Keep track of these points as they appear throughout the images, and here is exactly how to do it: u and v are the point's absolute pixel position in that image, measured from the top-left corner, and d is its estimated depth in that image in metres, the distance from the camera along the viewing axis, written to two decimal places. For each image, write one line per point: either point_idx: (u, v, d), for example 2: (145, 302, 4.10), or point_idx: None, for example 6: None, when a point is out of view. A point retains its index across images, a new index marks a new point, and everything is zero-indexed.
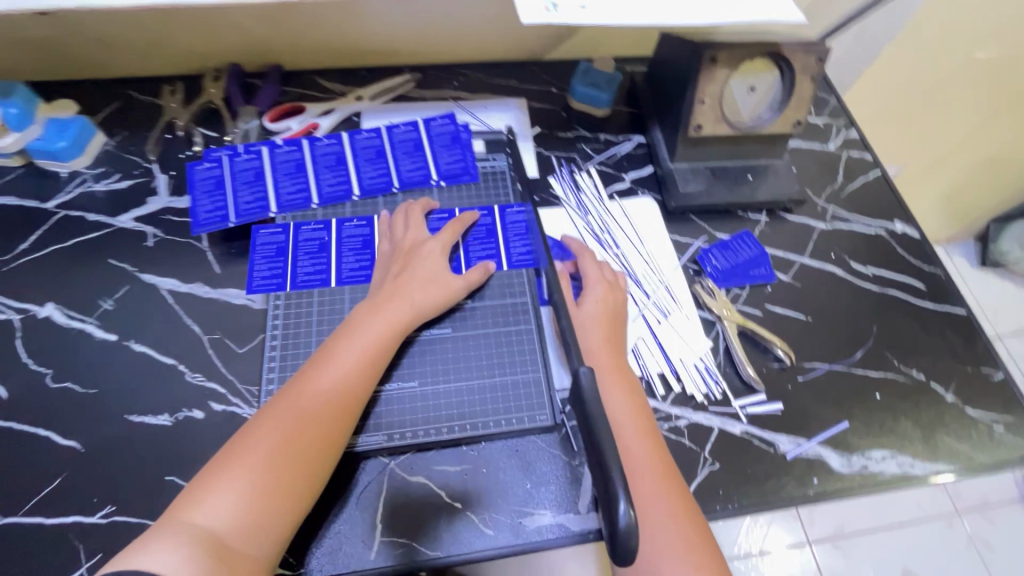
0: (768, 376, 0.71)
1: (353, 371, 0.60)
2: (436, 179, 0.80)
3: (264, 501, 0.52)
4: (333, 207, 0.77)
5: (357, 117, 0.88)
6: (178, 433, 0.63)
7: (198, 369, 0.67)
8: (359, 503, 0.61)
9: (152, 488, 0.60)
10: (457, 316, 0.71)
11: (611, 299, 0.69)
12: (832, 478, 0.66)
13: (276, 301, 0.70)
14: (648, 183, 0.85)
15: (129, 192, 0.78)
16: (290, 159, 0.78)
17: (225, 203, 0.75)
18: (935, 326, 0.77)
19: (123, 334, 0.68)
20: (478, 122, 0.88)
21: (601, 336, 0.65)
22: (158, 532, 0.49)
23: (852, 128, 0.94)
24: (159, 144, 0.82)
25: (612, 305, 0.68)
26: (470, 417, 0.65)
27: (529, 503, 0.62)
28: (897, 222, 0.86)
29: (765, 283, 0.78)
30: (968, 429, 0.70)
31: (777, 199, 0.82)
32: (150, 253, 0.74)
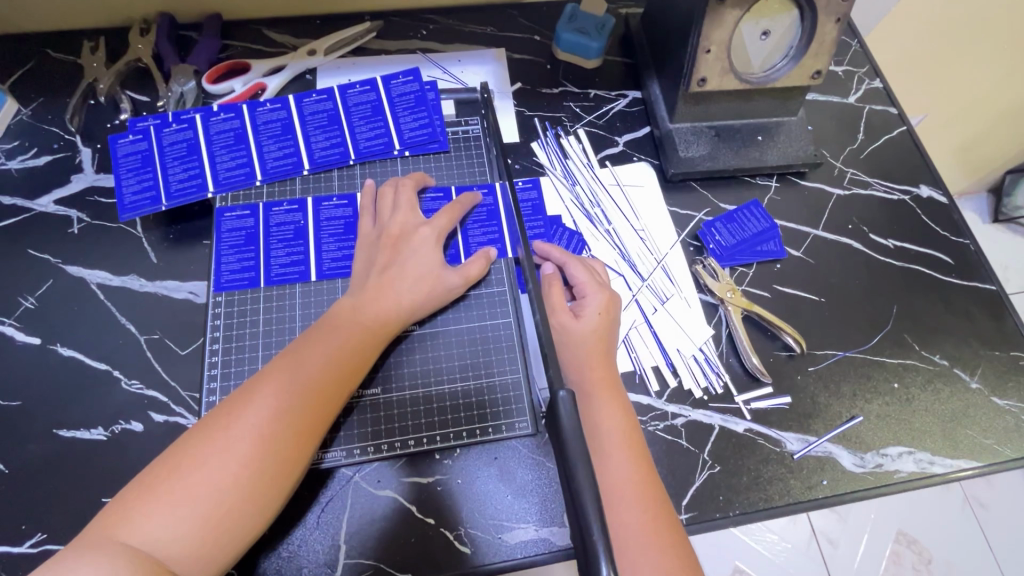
0: (774, 366, 0.64)
1: (333, 387, 0.53)
2: (399, 148, 0.70)
3: (215, 528, 0.45)
4: (280, 185, 0.68)
5: (311, 75, 0.76)
6: (114, 449, 0.56)
7: (134, 376, 0.59)
8: (319, 523, 0.55)
9: (87, 512, 0.54)
10: (448, 314, 0.63)
11: (608, 304, 0.60)
12: (843, 479, 0.60)
13: (218, 297, 0.62)
14: (644, 146, 0.75)
15: (48, 169, 0.68)
16: (229, 128, 0.68)
17: (154, 183, 0.65)
18: (962, 306, 0.69)
19: (49, 337, 0.61)
20: (451, 79, 0.77)
21: (598, 354, 0.58)
22: (84, 552, 0.41)
23: (876, 78, 0.83)
24: (81, 114, 0.71)
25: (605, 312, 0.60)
26: (448, 428, 0.58)
27: (509, 516, 0.56)
28: (922, 187, 0.76)
29: (775, 260, 0.69)
30: (993, 421, 0.64)
31: (790, 163, 0.72)
32: (75, 241, 0.65)
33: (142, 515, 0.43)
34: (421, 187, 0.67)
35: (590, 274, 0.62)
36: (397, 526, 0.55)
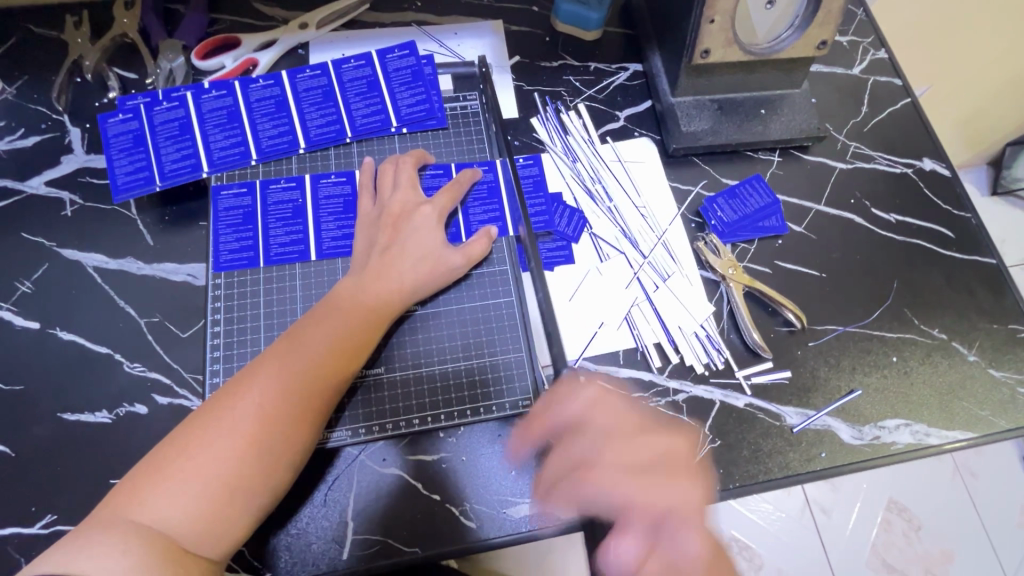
0: (775, 341, 0.64)
1: (337, 367, 0.53)
2: (396, 125, 0.68)
3: (224, 506, 0.45)
4: (276, 163, 0.66)
5: (304, 50, 0.74)
6: (119, 431, 0.56)
7: (136, 358, 0.59)
8: (327, 500, 0.55)
9: (96, 493, 0.54)
10: (450, 293, 0.63)
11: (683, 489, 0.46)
12: (842, 451, 0.61)
13: (217, 280, 0.61)
14: (645, 121, 0.74)
15: (37, 150, 0.66)
16: (222, 106, 0.66)
17: (147, 163, 0.64)
18: (962, 280, 0.69)
19: (48, 321, 0.60)
20: (448, 53, 0.75)
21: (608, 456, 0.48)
22: (96, 530, 0.42)
23: (882, 48, 0.81)
24: (67, 93, 0.69)
25: (677, 492, 0.46)
26: (453, 406, 0.59)
27: (513, 491, 0.57)
28: (926, 160, 0.75)
29: (777, 236, 0.69)
30: (989, 392, 0.65)
31: (793, 137, 0.72)
32: (69, 224, 0.64)
33: (153, 494, 0.44)
34: (421, 166, 0.66)
35: (644, 430, 0.50)
36: (405, 502, 0.56)
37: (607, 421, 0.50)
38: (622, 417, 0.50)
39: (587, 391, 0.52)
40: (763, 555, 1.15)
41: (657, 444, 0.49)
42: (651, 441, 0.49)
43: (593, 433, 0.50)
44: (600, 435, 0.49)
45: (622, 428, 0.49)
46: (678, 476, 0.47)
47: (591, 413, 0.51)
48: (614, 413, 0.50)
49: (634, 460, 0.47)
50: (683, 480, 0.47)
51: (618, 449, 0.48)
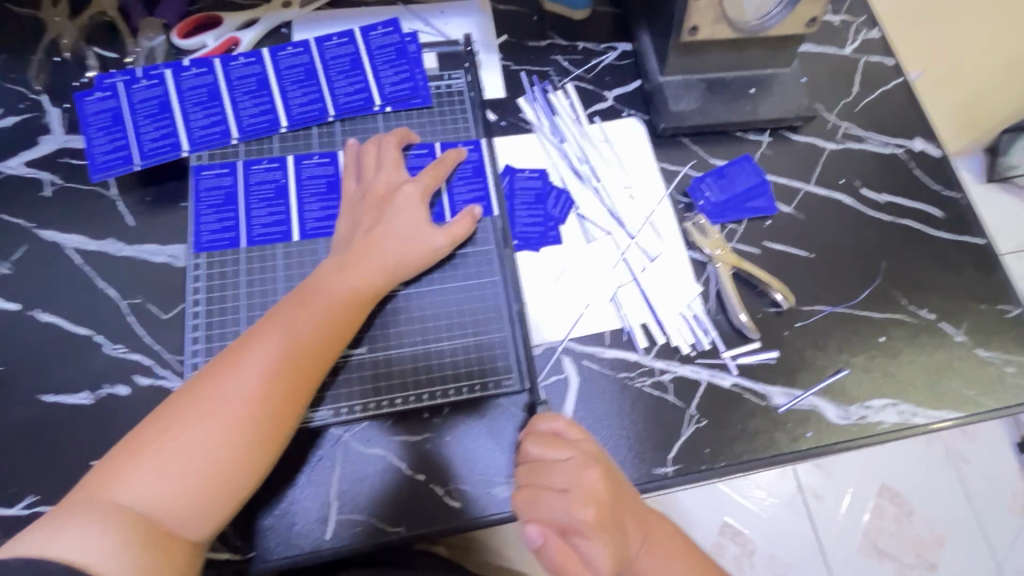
0: (763, 322, 0.64)
1: (322, 348, 0.52)
2: (380, 104, 0.67)
3: (207, 485, 0.45)
4: (258, 142, 0.65)
5: (286, 29, 0.72)
6: (100, 413, 0.56)
7: (117, 340, 0.58)
8: (311, 480, 0.55)
9: (77, 475, 0.54)
10: (434, 273, 0.63)
11: (582, 523, 0.46)
12: (828, 430, 0.61)
13: (198, 260, 0.61)
14: (634, 101, 0.73)
15: (15, 131, 0.65)
16: (202, 84, 0.65)
17: (126, 142, 0.63)
18: (951, 260, 0.69)
19: (28, 302, 0.59)
20: (433, 32, 0.74)
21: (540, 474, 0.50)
22: (74, 512, 0.41)
23: (874, 27, 0.80)
24: (45, 72, 0.68)
25: (576, 526, 0.46)
26: (438, 386, 0.58)
27: (498, 471, 0.57)
28: (917, 140, 0.75)
29: (765, 217, 0.69)
30: (977, 372, 0.65)
31: (783, 117, 0.71)
32: (49, 205, 0.63)
33: (133, 474, 0.43)
34: (405, 145, 0.65)
35: (568, 463, 0.49)
36: (390, 482, 0.56)
37: (538, 452, 0.50)
38: (554, 447, 0.50)
39: (546, 422, 0.52)
40: (754, 540, 1.16)
41: (571, 478, 0.48)
42: (570, 473, 0.48)
43: (525, 461, 0.51)
44: (527, 464, 0.51)
45: (550, 459, 0.50)
46: (581, 512, 0.46)
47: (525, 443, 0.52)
48: (543, 445, 0.51)
49: (545, 491, 0.48)
50: (589, 513, 0.47)
51: (532, 479, 0.50)
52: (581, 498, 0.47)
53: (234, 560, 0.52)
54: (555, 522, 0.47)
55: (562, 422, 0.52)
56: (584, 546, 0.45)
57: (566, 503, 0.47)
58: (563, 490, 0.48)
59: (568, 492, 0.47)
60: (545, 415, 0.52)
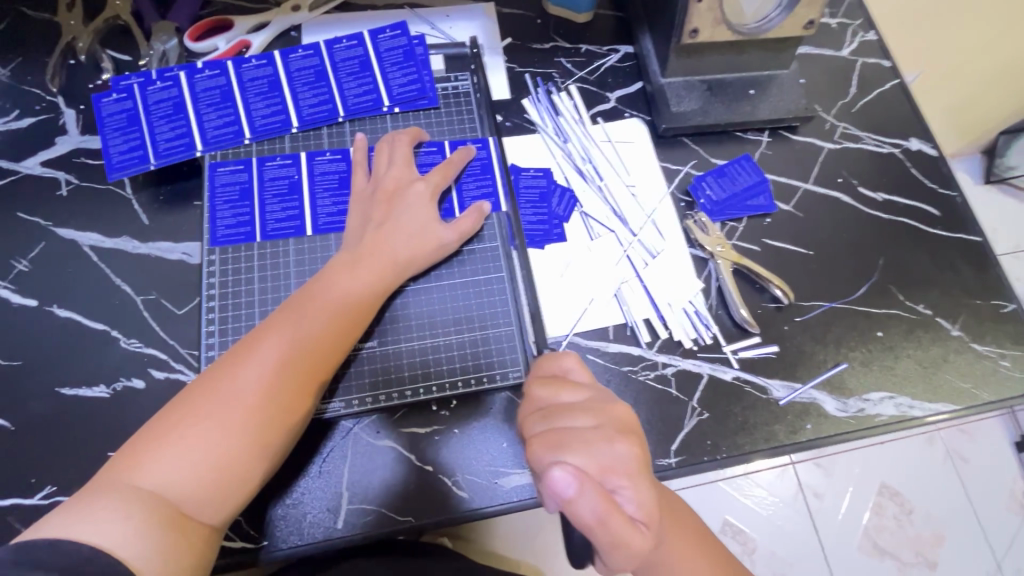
0: (763, 317, 0.65)
1: (335, 339, 0.54)
2: (388, 105, 0.69)
3: (225, 471, 0.46)
4: (270, 142, 0.67)
5: (296, 32, 0.74)
6: (117, 405, 0.57)
7: (132, 334, 0.60)
8: (322, 471, 0.56)
9: (94, 465, 0.55)
10: (442, 269, 0.64)
11: (623, 457, 0.45)
12: (827, 423, 0.62)
13: (211, 256, 0.62)
14: (636, 102, 0.74)
15: (33, 131, 0.67)
16: (215, 86, 0.67)
17: (142, 142, 0.65)
18: (946, 257, 0.71)
19: (45, 298, 0.61)
20: (440, 35, 0.76)
21: (565, 417, 0.47)
22: (96, 496, 0.43)
23: (870, 30, 0.82)
24: (61, 75, 0.69)
25: (617, 460, 0.45)
26: (447, 378, 0.60)
27: (505, 462, 0.58)
28: (913, 140, 0.76)
29: (765, 215, 0.70)
30: (972, 366, 0.66)
31: (782, 117, 0.72)
32: (65, 203, 0.64)
33: (152, 460, 0.45)
34: (415, 144, 0.67)
35: (592, 402, 0.48)
36: (399, 472, 0.57)
37: (555, 397, 0.49)
38: (570, 389, 0.49)
39: (554, 362, 0.52)
40: (755, 538, 1.17)
41: (600, 412, 0.47)
42: (598, 410, 0.48)
43: (540, 408, 0.49)
44: (545, 410, 0.48)
45: (572, 400, 0.49)
46: (620, 444, 0.45)
47: (535, 389, 0.50)
48: (560, 388, 0.49)
49: (574, 428, 0.46)
50: (627, 444, 0.46)
51: (554, 422, 0.47)
52: (616, 431, 0.46)
53: (248, 548, 0.54)
54: (597, 458, 0.44)
55: (570, 360, 0.52)
56: (626, 482, 0.44)
57: (602, 437, 0.46)
58: (593, 426, 0.46)
59: (601, 426, 0.46)
60: (558, 354, 0.52)
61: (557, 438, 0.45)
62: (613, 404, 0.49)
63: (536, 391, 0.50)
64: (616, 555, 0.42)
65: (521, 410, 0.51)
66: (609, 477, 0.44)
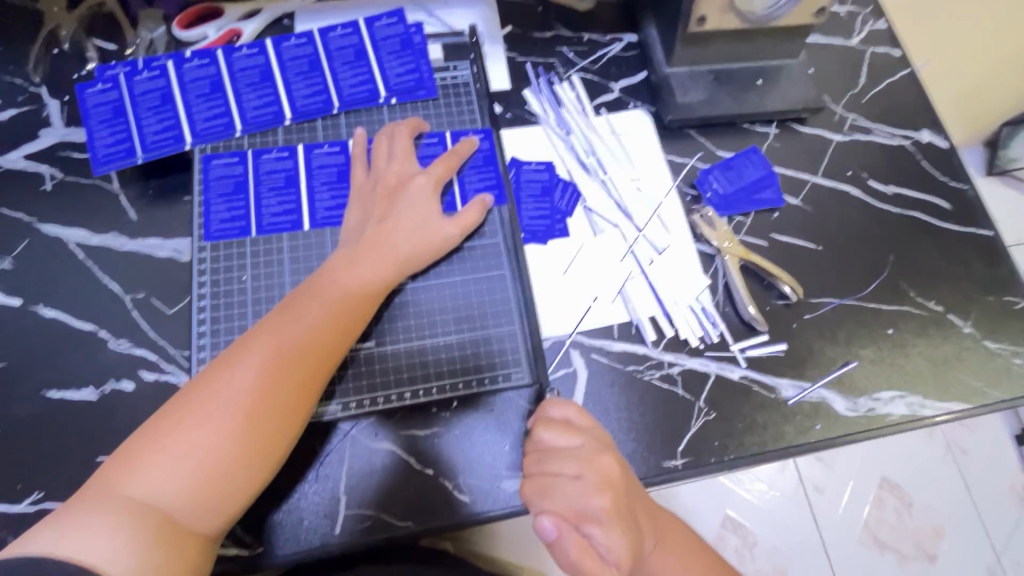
0: (771, 314, 0.64)
1: (333, 341, 0.52)
2: (385, 95, 0.66)
3: (219, 481, 0.45)
4: (262, 135, 0.65)
5: (289, 20, 0.71)
6: (105, 408, 0.55)
7: (122, 335, 0.58)
8: (319, 476, 0.55)
9: (82, 471, 0.53)
10: (442, 266, 0.62)
11: (597, 508, 0.45)
12: (837, 422, 0.61)
13: (203, 253, 0.60)
14: (640, 93, 0.72)
15: (14, 124, 0.64)
16: (204, 76, 0.65)
17: (129, 134, 0.62)
18: (958, 252, 0.69)
19: (30, 297, 0.59)
20: (437, 23, 0.73)
21: (550, 464, 0.48)
22: (85, 507, 0.41)
23: (880, 18, 0.80)
24: (45, 64, 0.67)
25: (591, 511, 0.45)
26: (449, 379, 0.58)
27: (508, 466, 0.56)
28: (924, 132, 0.74)
29: (773, 209, 0.68)
30: (984, 363, 0.64)
31: (790, 108, 0.70)
32: (49, 199, 0.62)
33: (144, 468, 0.43)
34: (417, 136, 0.65)
35: (581, 450, 0.49)
36: (396, 475, 0.56)
37: (546, 439, 0.50)
38: (563, 434, 0.50)
39: (556, 407, 0.52)
40: (756, 533, 1.16)
41: (584, 463, 0.48)
42: (582, 459, 0.48)
43: (534, 449, 0.51)
44: (537, 453, 0.50)
45: (563, 445, 0.49)
46: (597, 498, 0.46)
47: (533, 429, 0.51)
48: (552, 432, 0.50)
49: (557, 477, 0.47)
50: (604, 499, 0.46)
51: (541, 467, 0.49)
52: (596, 484, 0.47)
53: (243, 555, 0.52)
54: (573, 508, 0.46)
55: (572, 407, 0.52)
56: (599, 529, 0.44)
57: (580, 488, 0.46)
58: (575, 476, 0.47)
59: (582, 478, 0.47)
60: (556, 401, 0.52)
61: (536, 486, 0.47)
62: (604, 454, 0.49)
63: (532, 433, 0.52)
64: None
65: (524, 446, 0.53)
66: (584, 524, 0.45)
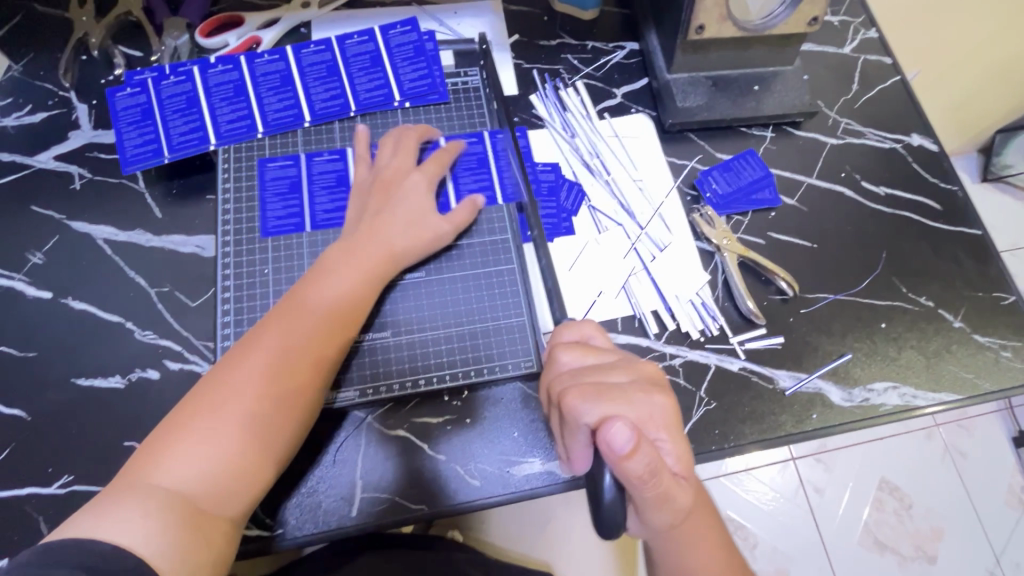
0: (769, 309, 0.66)
1: (337, 328, 0.55)
2: (399, 99, 0.70)
3: (237, 466, 0.47)
4: (282, 137, 0.68)
5: (306, 28, 0.75)
6: (132, 396, 0.58)
7: (147, 326, 0.61)
8: (335, 459, 0.57)
9: (110, 455, 0.56)
10: (442, 262, 0.65)
11: (660, 408, 0.46)
12: (833, 412, 0.63)
13: (225, 248, 0.63)
14: (642, 98, 0.75)
15: (45, 126, 0.67)
16: (227, 81, 0.68)
17: (156, 135, 0.65)
18: (947, 249, 0.72)
19: (60, 291, 0.61)
20: (448, 32, 0.76)
21: (597, 377, 0.47)
22: (112, 498, 0.43)
23: (872, 28, 0.83)
24: (74, 70, 0.70)
25: (656, 412, 0.45)
26: (440, 371, 0.60)
27: (517, 451, 0.59)
28: (914, 136, 0.77)
29: (770, 209, 0.71)
30: (975, 356, 0.67)
31: (786, 113, 0.73)
32: (78, 197, 0.65)
33: (164, 458, 0.46)
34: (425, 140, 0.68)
35: (619, 361, 0.49)
36: (410, 460, 0.58)
37: (580, 358, 0.49)
38: (591, 353, 0.49)
39: (572, 329, 0.52)
40: (757, 534, 1.18)
41: (631, 369, 0.48)
42: (628, 367, 0.48)
43: (563, 372, 0.48)
44: (574, 371, 0.48)
45: (599, 360, 0.49)
46: (657, 396, 0.46)
47: (556, 355, 0.49)
48: (581, 352, 0.49)
49: (611, 385, 0.46)
50: (662, 397, 0.47)
51: (588, 379, 0.47)
52: (649, 384, 0.47)
53: (264, 537, 0.54)
54: (637, 409, 0.45)
55: (589, 328, 0.52)
56: (665, 434, 0.45)
57: (638, 390, 0.46)
58: (627, 381, 0.47)
59: (635, 380, 0.47)
60: (572, 325, 0.52)
61: (592, 393, 0.45)
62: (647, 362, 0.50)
63: (560, 355, 0.49)
64: (659, 504, 0.43)
65: (542, 376, 0.51)
66: (649, 429, 0.45)
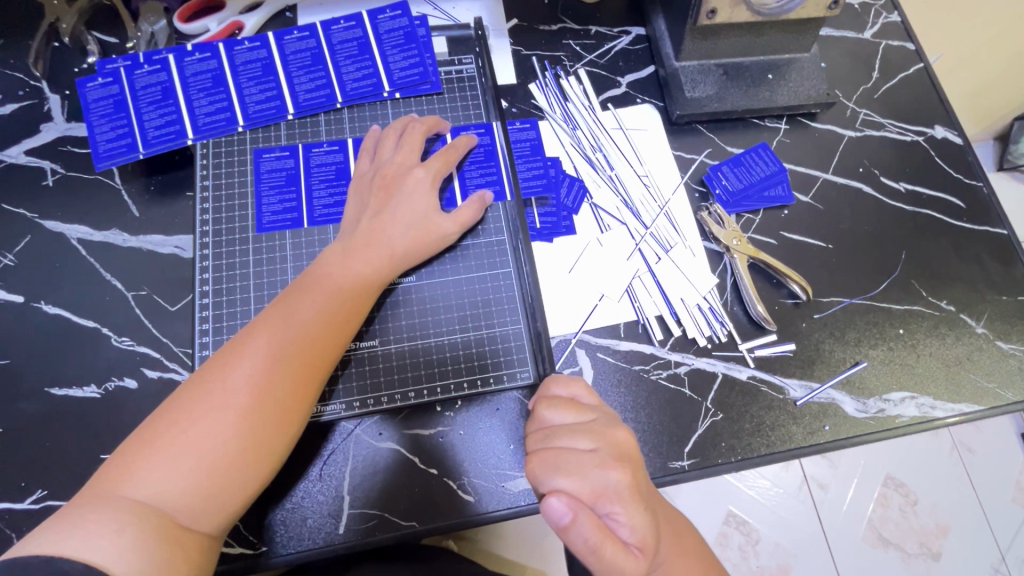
0: (780, 313, 0.63)
1: (330, 335, 0.51)
2: (389, 89, 0.65)
3: (219, 481, 0.44)
4: (264, 130, 0.64)
5: (291, 12, 0.70)
6: (108, 406, 0.55)
7: (124, 333, 0.57)
8: (322, 474, 0.55)
9: (85, 469, 0.53)
10: (444, 263, 0.61)
11: (617, 482, 0.42)
12: (846, 424, 0.60)
13: (204, 251, 0.59)
14: (649, 88, 0.71)
15: (15, 118, 0.64)
16: (206, 70, 0.64)
17: (129, 129, 0.62)
18: (971, 250, 0.68)
19: (33, 294, 0.58)
20: (442, 16, 0.72)
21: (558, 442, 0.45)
22: (86, 508, 0.40)
23: (894, 11, 0.78)
24: (45, 58, 0.66)
25: (609, 486, 0.42)
26: (431, 383, 0.57)
27: (512, 465, 0.56)
28: (937, 128, 0.73)
29: (782, 206, 0.67)
30: (997, 364, 0.63)
31: (801, 104, 0.69)
32: (50, 194, 0.61)
33: (142, 467, 0.42)
34: (434, 133, 0.64)
35: (594, 424, 0.46)
36: (399, 475, 0.55)
37: (553, 417, 0.47)
38: (572, 412, 0.47)
39: (560, 384, 0.49)
40: (760, 529, 1.15)
41: (599, 435, 0.45)
42: (596, 432, 0.45)
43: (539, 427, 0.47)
44: (543, 431, 0.46)
45: (569, 421, 0.46)
46: (616, 471, 0.43)
47: (536, 411, 0.48)
48: (563, 409, 0.47)
49: (569, 452, 0.43)
50: (623, 472, 0.43)
51: (548, 444, 0.45)
52: (613, 456, 0.44)
53: (246, 554, 0.52)
54: (590, 482, 0.42)
55: (578, 385, 0.50)
56: (620, 507, 0.41)
57: (597, 460, 0.43)
58: (591, 449, 0.44)
59: (597, 450, 0.44)
60: (562, 379, 0.49)
61: (543, 463, 0.43)
62: (622, 430, 0.46)
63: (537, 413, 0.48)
64: None
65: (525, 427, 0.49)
66: (599, 503, 0.41)
